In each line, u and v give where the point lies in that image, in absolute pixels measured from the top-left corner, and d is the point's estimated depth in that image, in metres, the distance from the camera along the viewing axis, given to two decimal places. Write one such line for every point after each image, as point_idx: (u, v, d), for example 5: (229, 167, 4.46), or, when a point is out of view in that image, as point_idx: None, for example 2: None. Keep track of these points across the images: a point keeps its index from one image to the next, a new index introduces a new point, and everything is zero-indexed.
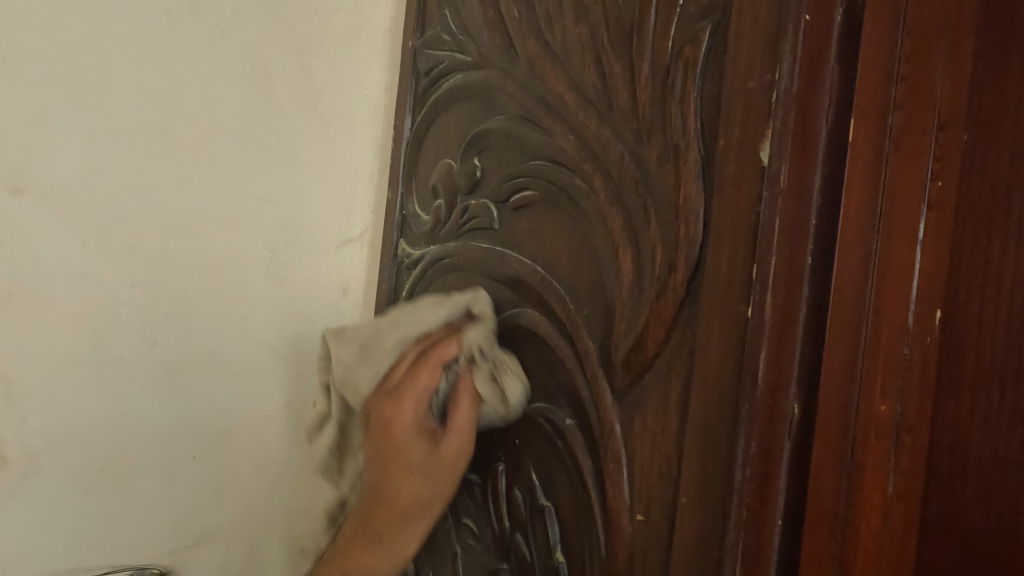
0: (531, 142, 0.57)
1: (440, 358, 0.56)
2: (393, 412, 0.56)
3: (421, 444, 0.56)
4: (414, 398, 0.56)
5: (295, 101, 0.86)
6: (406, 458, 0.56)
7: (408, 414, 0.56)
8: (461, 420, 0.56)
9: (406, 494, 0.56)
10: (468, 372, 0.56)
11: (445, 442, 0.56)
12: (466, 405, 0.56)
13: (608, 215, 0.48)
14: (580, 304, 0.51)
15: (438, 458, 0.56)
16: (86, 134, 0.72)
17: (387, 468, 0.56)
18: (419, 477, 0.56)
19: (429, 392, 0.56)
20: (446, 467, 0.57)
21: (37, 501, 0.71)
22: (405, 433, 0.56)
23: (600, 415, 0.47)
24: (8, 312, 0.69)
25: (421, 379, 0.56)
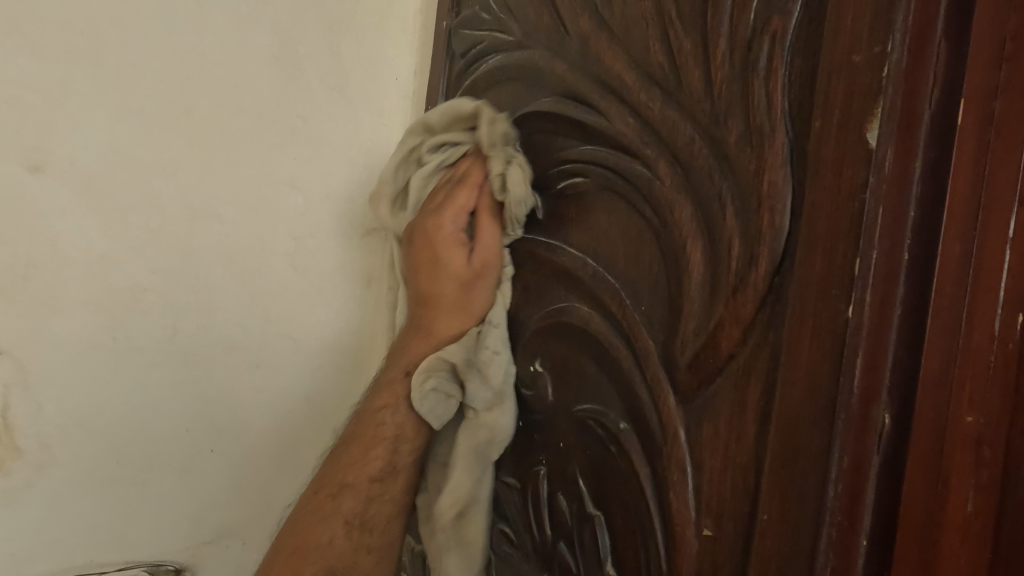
0: (584, 126, 0.53)
1: (468, 186, 0.60)
2: (427, 238, 0.60)
3: (453, 276, 0.59)
4: (454, 210, 0.60)
5: (323, 82, 0.82)
6: (442, 292, 0.59)
7: (447, 231, 0.59)
8: (449, 288, 0.59)
9: (437, 333, 0.59)
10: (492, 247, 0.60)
11: (456, 284, 0.59)
12: (485, 288, 0.60)
13: (676, 205, 0.44)
14: (640, 301, 0.47)
15: (466, 292, 0.59)
16: (108, 112, 0.68)
17: (426, 302, 0.60)
18: (448, 320, 0.59)
19: (459, 247, 0.59)
20: (448, 331, 0.59)
21: (53, 493, 0.69)
22: (445, 247, 0.59)
23: (662, 420, 0.43)
24: (26, 296, 0.66)
25: (446, 227, 0.59)
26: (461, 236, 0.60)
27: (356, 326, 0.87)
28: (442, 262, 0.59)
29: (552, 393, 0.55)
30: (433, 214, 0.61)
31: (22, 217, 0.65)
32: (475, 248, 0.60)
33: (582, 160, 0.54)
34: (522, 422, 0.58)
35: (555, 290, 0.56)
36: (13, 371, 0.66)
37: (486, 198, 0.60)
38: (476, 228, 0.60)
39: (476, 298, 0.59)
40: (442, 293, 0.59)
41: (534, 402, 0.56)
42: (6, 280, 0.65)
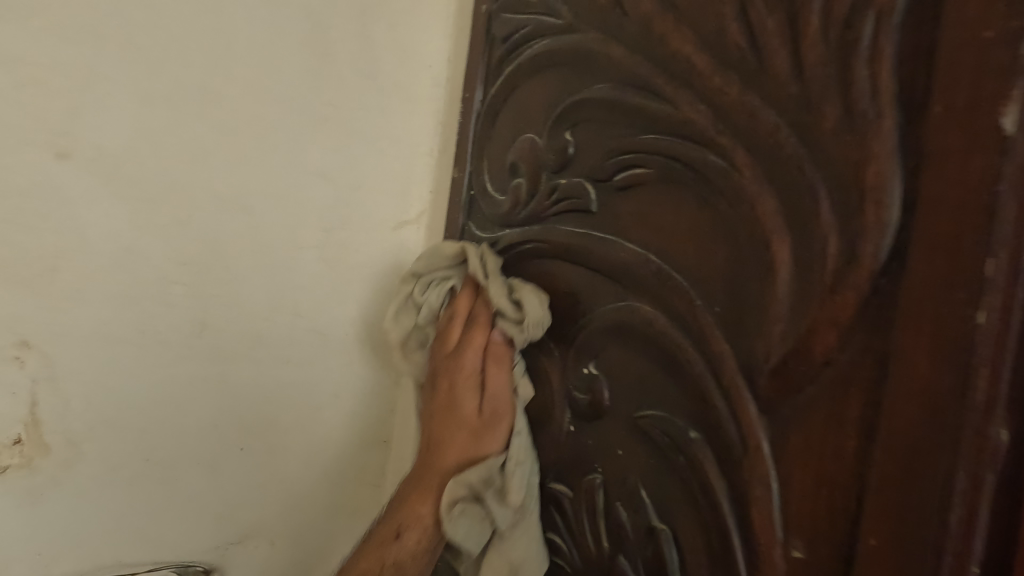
0: (645, 112, 0.50)
1: (476, 342, 0.59)
2: (440, 398, 0.59)
3: (469, 392, 0.58)
4: (473, 353, 0.59)
5: (354, 68, 0.79)
6: (462, 423, 0.57)
7: (466, 368, 0.58)
8: (467, 407, 0.57)
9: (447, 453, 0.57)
10: (501, 347, 0.59)
11: (474, 399, 0.57)
12: (500, 375, 0.58)
13: (758, 196, 0.41)
14: (713, 299, 0.44)
15: (484, 376, 0.58)
16: (136, 97, 0.66)
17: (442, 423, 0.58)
18: (461, 437, 0.57)
19: (474, 381, 0.58)
20: (461, 439, 0.57)
21: (80, 492, 0.66)
22: (462, 394, 0.58)
23: (741, 429, 0.40)
24: (53, 287, 0.63)
25: (466, 403, 0.57)
26: (479, 372, 0.58)
27: (387, 322, 0.84)
28: (458, 406, 0.57)
29: (609, 398, 0.52)
30: (448, 371, 0.59)
31: (49, 205, 0.63)
32: (490, 361, 0.59)
33: (640, 149, 0.50)
34: (574, 427, 0.55)
35: (611, 289, 0.53)
36: (40, 365, 0.63)
37: (497, 338, 0.59)
38: (487, 360, 0.59)
39: (488, 443, 0.56)
40: (454, 408, 0.58)
41: (588, 407, 0.53)
42: (33, 271, 0.62)
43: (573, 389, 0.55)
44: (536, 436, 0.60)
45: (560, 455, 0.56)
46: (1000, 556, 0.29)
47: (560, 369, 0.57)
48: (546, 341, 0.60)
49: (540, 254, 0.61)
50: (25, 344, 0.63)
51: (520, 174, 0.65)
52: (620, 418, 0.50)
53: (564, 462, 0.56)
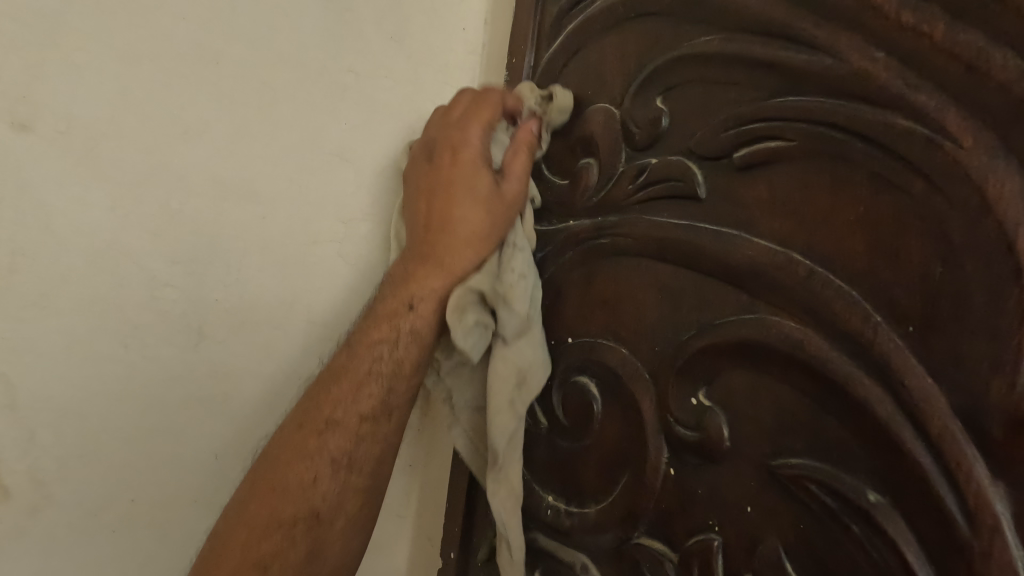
0: (785, 68, 0.38)
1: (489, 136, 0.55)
2: (446, 156, 0.53)
3: (483, 174, 0.52)
4: (480, 127, 0.54)
5: (378, 28, 0.67)
6: (464, 217, 0.51)
7: (474, 142, 0.53)
8: (470, 209, 0.51)
9: (457, 225, 0.51)
10: (520, 178, 0.54)
11: (478, 210, 0.51)
12: (524, 157, 0.54)
13: (990, 177, 0.29)
14: (905, 317, 0.32)
15: (501, 196, 0.52)
16: (114, 54, 0.53)
17: (448, 198, 0.52)
18: (464, 200, 0.51)
19: (484, 161, 0.53)
20: (475, 218, 0.51)
21: (51, 543, 0.54)
22: (469, 165, 0.52)
23: (965, 500, 0.29)
24: (11, 294, 0.51)
25: (474, 135, 0.53)
26: (487, 154, 0.53)
27: None
28: (469, 185, 0.52)
29: (730, 437, 0.40)
30: (459, 125, 0.54)
31: (5, 190, 0.50)
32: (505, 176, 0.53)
33: (776, 114, 0.39)
34: (673, 469, 0.44)
35: (727, 294, 0.41)
36: None
37: (530, 128, 0.55)
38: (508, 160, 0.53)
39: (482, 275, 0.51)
40: (458, 179, 0.52)
41: (698, 446, 0.42)
42: None
43: (674, 421, 0.43)
44: (619, 476, 0.48)
45: (653, 504, 0.45)
46: None
47: (654, 395, 0.46)
48: (632, 358, 0.48)
49: (621, 251, 0.49)
50: None
51: (593, 154, 0.54)
52: (748, 465, 0.39)
53: (660, 513, 0.44)
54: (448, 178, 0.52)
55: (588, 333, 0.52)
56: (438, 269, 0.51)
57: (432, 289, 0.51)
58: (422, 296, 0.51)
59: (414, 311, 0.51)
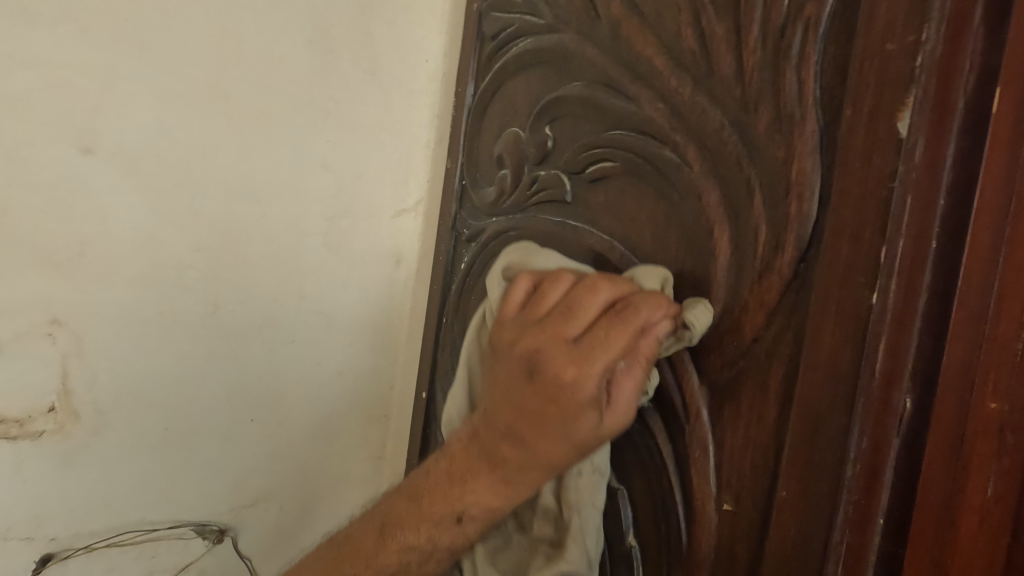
0: (612, 109, 0.54)
1: (618, 343, 0.42)
2: (550, 385, 0.43)
3: (586, 416, 0.43)
4: (617, 351, 0.42)
5: (354, 65, 0.84)
6: (546, 452, 0.45)
7: (592, 383, 0.42)
8: (558, 448, 0.44)
9: (534, 451, 0.45)
10: (629, 405, 0.44)
11: (588, 417, 0.43)
12: (638, 373, 0.43)
13: (703, 190, 0.45)
14: (665, 283, 0.48)
15: (595, 437, 0.44)
16: (153, 95, 0.71)
17: (544, 417, 0.44)
18: (559, 420, 0.44)
19: (596, 403, 0.43)
20: (559, 453, 0.45)
21: (108, 457, 0.73)
22: (574, 407, 0.43)
23: (684, 399, 0.45)
24: (79, 272, 0.70)
25: (587, 386, 0.42)
26: (601, 398, 0.43)
27: (385, 303, 0.91)
28: (569, 424, 0.43)
29: None
30: (579, 353, 0.42)
31: (75, 196, 0.69)
32: (600, 369, 0.43)
33: (607, 144, 0.55)
34: None
35: None
36: (69, 342, 0.70)
37: (655, 337, 0.42)
38: (618, 381, 0.43)
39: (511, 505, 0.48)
40: (562, 407, 0.43)
41: None
42: (62, 257, 0.69)
43: None
44: None
45: None
46: (905, 498, 0.33)
47: None
48: None
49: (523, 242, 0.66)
50: (55, 323, 0.69)
51: (506, 165, 0.70)
52: None
53: None
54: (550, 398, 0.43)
55: None
56: (523, 440, 0.45)
57: (473, 508, 0.48)
58: (508, 456, 0.46)
59: (461, 527, 0.49)
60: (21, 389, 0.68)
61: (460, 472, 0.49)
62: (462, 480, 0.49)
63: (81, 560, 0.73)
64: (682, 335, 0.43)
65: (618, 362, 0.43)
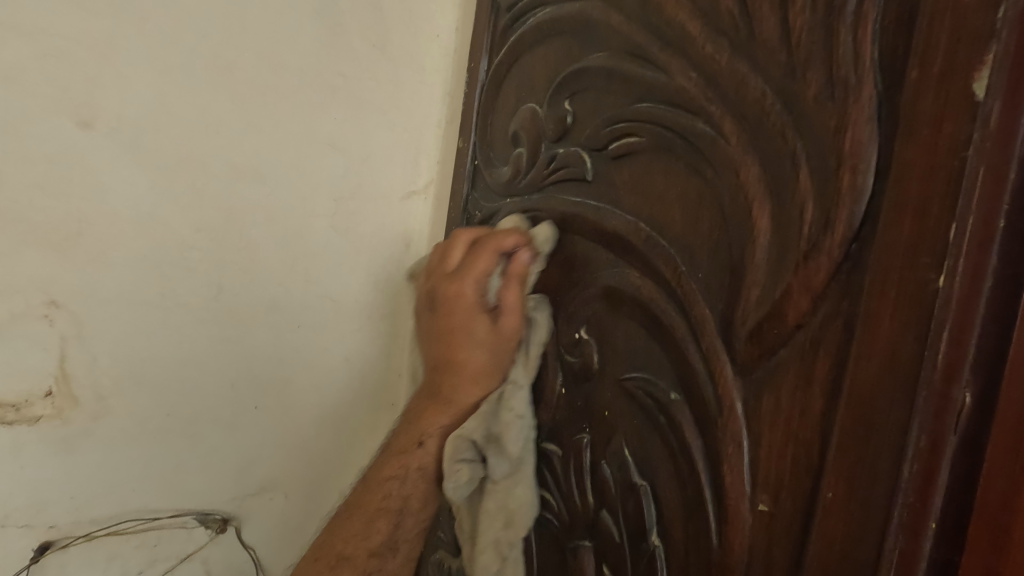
0: (641, 81, 0.50)
1: (479, 266, 0.56)
2: (444, 304, 0.58)
3: (481, 318, 0.56)
4: (473, 279, 0.56)
5: (363, 41, 0.80)
6: (469, 357, 0.56)
7: (470, 291, 0.56)
8: (479, 356, 0.56)
9: (467, 376, 0.56)
10: (518, 311, 0.57)
11: (480, 321, 0.56)
12: (516, 291, 0.57)
13: (743, 165, 0.41)
14: (697, 266, 0.45)
15: (498, 333, 0.56)
16: (154, 67, 0.68)
17: (453, 344, 0.57)
18: (469, 340, 0.56)
19: (483, 309, 0.56)
20: (478, 359, 0.56)
21: (109, 443, 0.71)
22: (465, 313, 0.56)
23: (717, 391, 0.41)
24: (78, 251, 0.67)
25: (468, 283, 0.56)
26: (483, 299, 0.56)
27: (393, 289, 0.88)
28: (465, 324, 0.56)
29: (599, 360, 0.53)
30: (456, 274, 0.57)
31: (73, 172, 0.66)
32: (501, 315, 0.56)
33: (634, 117, 0.51)
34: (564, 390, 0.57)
35: (603, 255, 0.54)
36: (68, 324, 0.67)
37: (522, 261, 0.58)
38: (500, 294, 0.57)
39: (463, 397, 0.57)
40: (456, 325, 0.57)
41: (579, 369, 0.55)
42: (60, 235, 0.66)
43: (565, 352, 0.57)
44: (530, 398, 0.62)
45: (551, 416, 0.58)
46: (965, 501, 0.30)
47: (556, 333, 0.59)
48: None
49: (538, 223, 0.63)
50: (53, 304, 0.67)
51: (522, 143, 0.67)
52: (608, 380, 0.52)
53: (554, 423, 0.58)
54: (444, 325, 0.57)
55: None
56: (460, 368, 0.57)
57: (444, 421, 0.58)
58: (431, 433, 0.59)
59: (422, 447, 0.59)
60: (19, 371, 0.66)
61: (415, 433, 0.59)
62: (418, 444, 0.59)
63: (81, 547, 0.71)
64: (538, 260, 0.59)
65: (490, 283, 0.57)
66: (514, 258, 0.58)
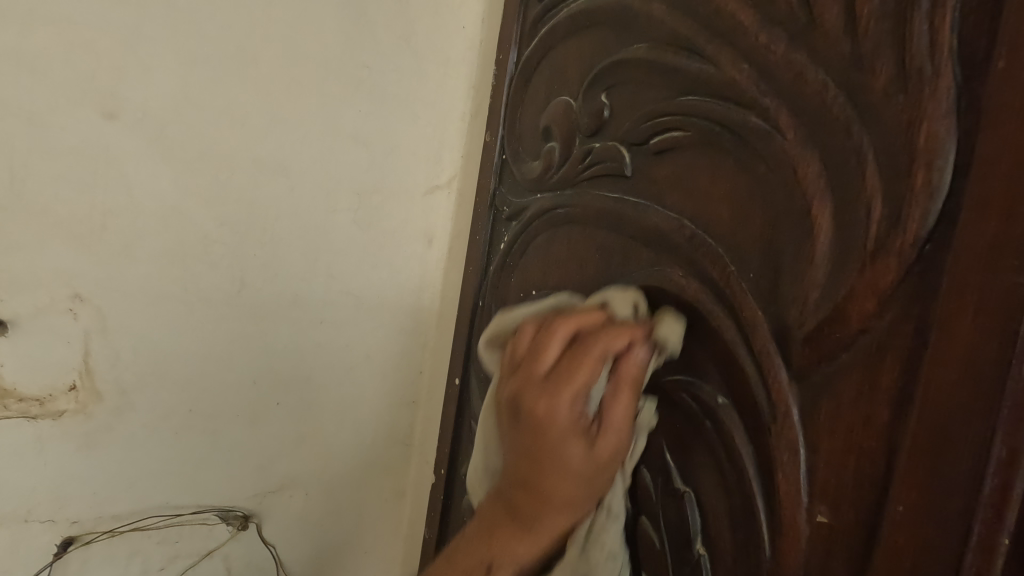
0: (684, 73, 0.49)
1: (577, 385, 0.45)
2: (532, 418, 0.46)
3: (577, 444, 0.45)
4: (570, 394, 0.45)
5: (388, 32, 0.79)
6: (558, 462, 0.45)
7: (564, 415, 0.44)
8: (566, 487, 0.45)
9: (552, 503, 0.46)
10: (622, 430, 0.46)
11: (576, 450, 0.45)
12: (623, 408, 0.46)
13: (801, 160, 0.39)
14: (747, 266, 0.43)
15: (595, 461, 0.45)
16: (178, 57, 0.67)
17: (537, 471, 0.45)
18: (565, 403, 0.44)
19: (577, 431, 0.45)
20: (572, 494, 0.46)
21: (131, 438, 0.70)
22: (563, 434, 0.44)
23: (770, 396, 0.40)
24: (102, 244, 0.66)
25: (580, 373, 0.45)
26: (584, 418, 0.45)
27: (416, 285, 0.87)
28: (559, 457, 0.45)
29: None
30: (553, 382, 0.45)
31: (98, 163, 0.65)
32: (604, 430, 0.46)
33: (677, 111, 0.50)
34: None
35: (641, 253, 0.52)
36: (91, 317, 0.67)
37: (636, 360, 0.46)
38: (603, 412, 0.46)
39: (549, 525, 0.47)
40: (547, 448, 0.45)
41: None
42: (84, 228, 0.65)
43: None
44: None
45: None
46: None
47: None
48: None
49: (571, 219, 0.61)
50: (77, 297, 0.66)
51: (554, 138, 0.65)
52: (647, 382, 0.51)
53: None
54: (532, 446, 0.45)
55: (547, 287, 0.64)
56: (555, 455, 0.45)
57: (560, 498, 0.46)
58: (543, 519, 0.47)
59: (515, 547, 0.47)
60: (43, 364, 0.65)
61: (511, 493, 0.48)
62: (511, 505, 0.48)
63: (103, 543, 0.70)
64: (654, 356, 0.47)
65: (590, 400, 0.46)
66: (625, 360, 0.46)
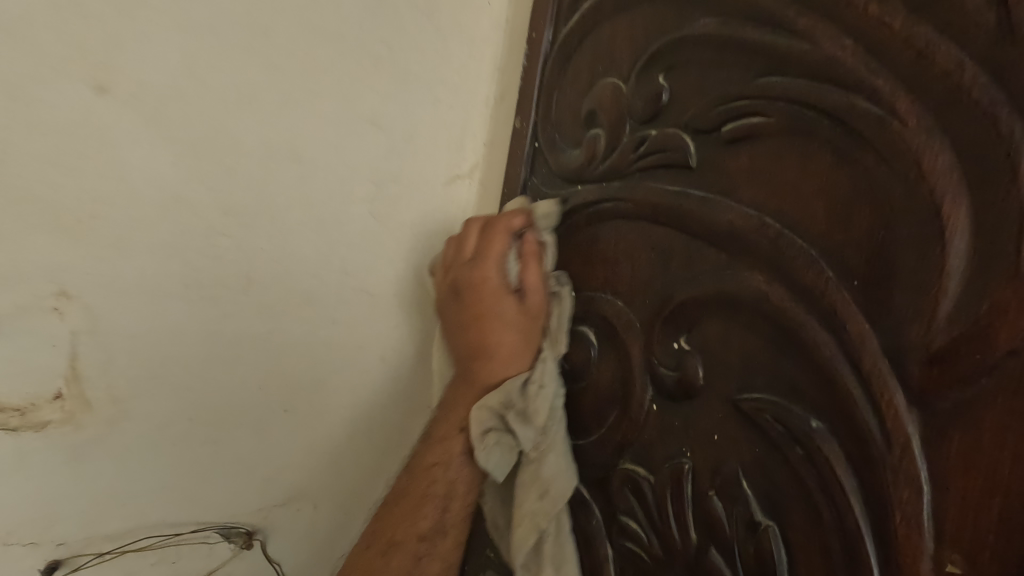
0: (768, 50, 0.43)
1: (494, 248, 0.57)
2: (468, 289, 0.57)
3: (507, 299, 0.56)
4: (495, 256, 0.57)
5: (410, 5, 0.72)
6: (500, 343, 0.56)
7: (493, 273, 0.57)
8: (508, 333, 0.56)
9: (494, 356, 0.56)
10: (540, 288, 0.58)
11: (510, 303, 0.56)
12: (535, 268, 0.58)
13: (927, 153, 0.35)
14: (851, 273, 0.38)
15: (527, 312, 0.57)
16: (181, 26, 0.60)
17: (483, 339, 0.56)
18: (503, 363, 0.56)
19: (507, 291, 0.57)
20: (510, 341, 0.56)
21: (125, 450, 0.64)
22: (494, 293, 0.56)
23: (885, 424, 0.35)
24: (93, 236, 0.59)
25: (488, 260, 0.57)
26: (507, 283, 0.57)
27: (434, 282, 0.80)
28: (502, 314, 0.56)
29: (705, 376, 0.46)
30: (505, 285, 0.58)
31: (88, 144, 0.58)
32: (526, 293, 0.57)
33: (756, 94, 0.44)
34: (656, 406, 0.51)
35: (709, 253, 0.47)
36: (81, 317, 0.60)
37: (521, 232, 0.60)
38: (522, 275, 0.58)
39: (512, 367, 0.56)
40: (487, 306, 0.56)
41: (678, 385, 0.48)
42: (73, 216, 0.58)
43: (659, 363, 0.50)
44: (608, 413, 0.55)
45: (638, 435, 0.52)
46: None
47: (645, 341, 0.52)
48: (623, 310, 0.54)
49: (620, 214, 0.56)
50: (65, 294, 0.59)
51: (600, 124, 0.59)
52: (718, 399, 0.45)
53: (642, 443, 0.51)
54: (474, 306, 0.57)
55: (589, 288, 0.59)
56: (491, 320, 0.56)
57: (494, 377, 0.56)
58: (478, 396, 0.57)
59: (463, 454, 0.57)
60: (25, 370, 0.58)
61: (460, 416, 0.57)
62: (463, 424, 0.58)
63: (94, 566, 0.64)
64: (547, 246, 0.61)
65: (508, 259, 0.58)
66: (527, 238, 0.59)
